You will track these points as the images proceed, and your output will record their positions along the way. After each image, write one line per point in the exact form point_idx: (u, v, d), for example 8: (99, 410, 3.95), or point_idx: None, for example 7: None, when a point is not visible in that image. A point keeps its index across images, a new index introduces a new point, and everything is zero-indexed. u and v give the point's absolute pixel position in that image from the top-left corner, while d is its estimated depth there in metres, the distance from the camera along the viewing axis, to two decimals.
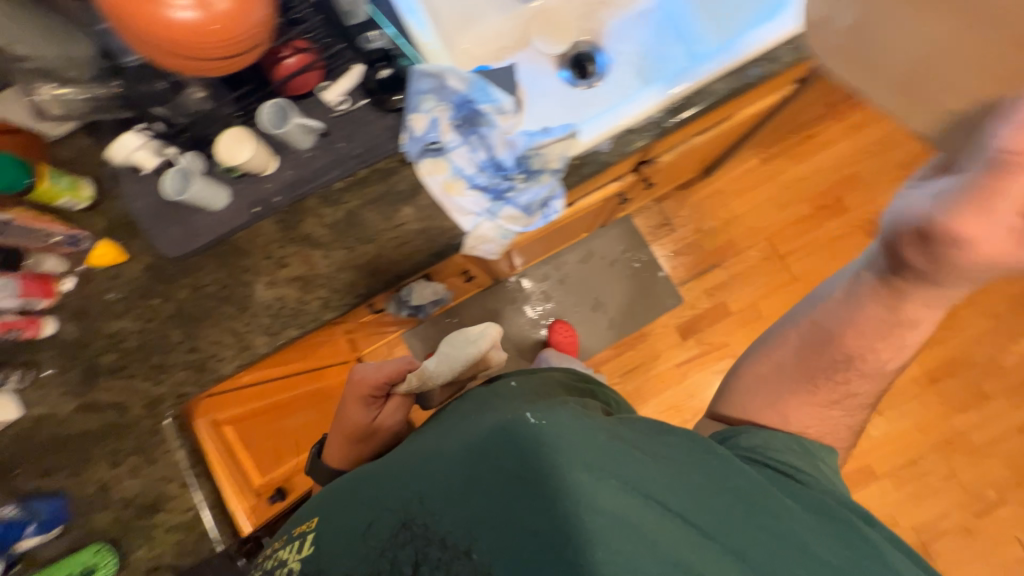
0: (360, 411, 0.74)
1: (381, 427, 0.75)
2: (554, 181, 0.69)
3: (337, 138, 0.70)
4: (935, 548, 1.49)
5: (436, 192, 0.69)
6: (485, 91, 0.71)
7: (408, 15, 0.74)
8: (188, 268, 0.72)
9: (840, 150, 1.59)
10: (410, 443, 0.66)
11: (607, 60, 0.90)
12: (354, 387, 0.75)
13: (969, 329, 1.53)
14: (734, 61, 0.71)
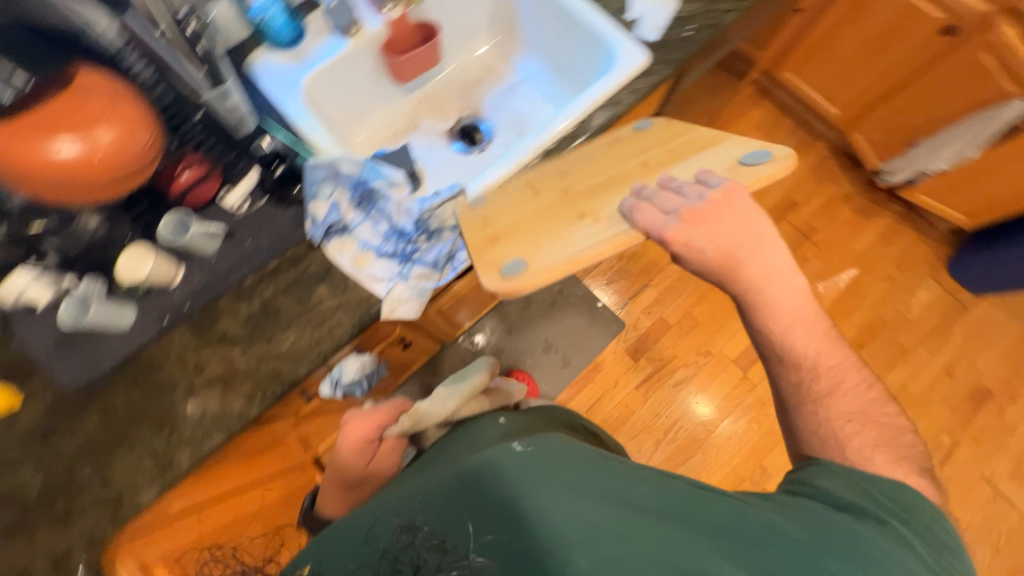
0: (354, 458, 0.73)
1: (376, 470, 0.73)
2: (455, 236, 0.75)
3: (242, 237, 0.73)
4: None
5: (347, 268, 0.73)
6: (376, 170, 0.76)
7: (296, 120, 0.79)
8: (96, 396, 0.69)
9: None
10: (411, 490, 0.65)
11: (488, 125, 1.03)
12: (348, 433, 0.73)
13: (872, 293, 1.71)
14: (585, 109, 0.82)
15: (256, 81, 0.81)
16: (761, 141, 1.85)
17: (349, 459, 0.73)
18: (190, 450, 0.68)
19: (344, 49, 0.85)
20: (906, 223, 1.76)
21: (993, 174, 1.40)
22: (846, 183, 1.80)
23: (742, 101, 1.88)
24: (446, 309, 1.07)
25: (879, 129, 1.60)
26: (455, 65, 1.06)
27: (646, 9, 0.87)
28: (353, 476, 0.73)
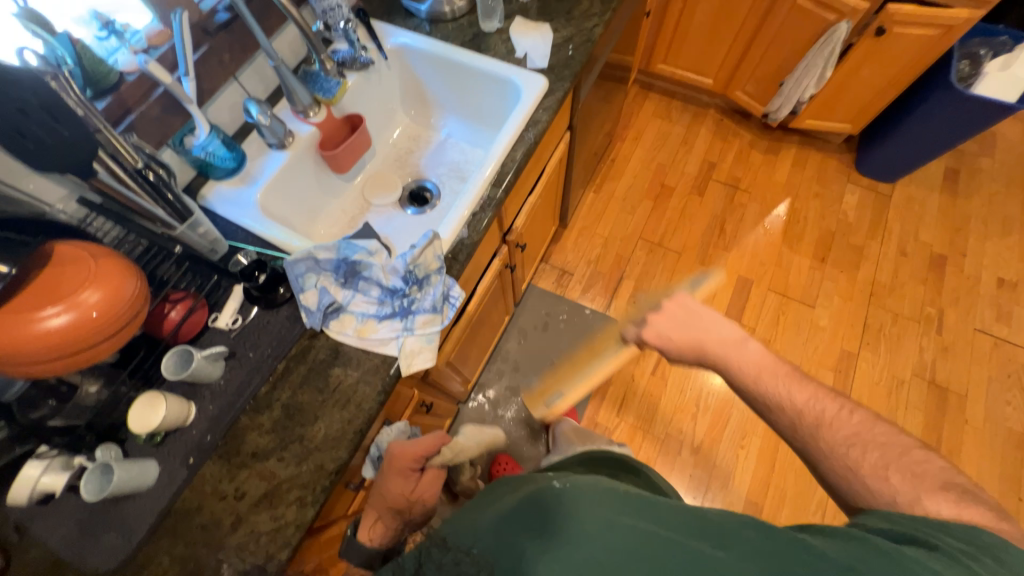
0: (399, 484, 0.76)
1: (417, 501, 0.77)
2: (443, 278, 0.78)
3: (244, 352, 0.75)
4: (942, 378, 1.60)
5: (354, 341, 0.75)
6: (352, 245, 0.79)
7: (262, 231, 0.84)
8: (137, 567, 0.64)
9: (638, 156, 2.02)
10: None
11: (433, 182, 1.12)
12: (396, 462, 0.77)
13: (810, 213, 1.88)
14: (512, 134, 0.92)
15: (216, 212, 0.87)
16: (662, 125, 2.07)
17: (397, 487, 0.76)
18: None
19: (285, 159, 0.93)
20: (807, 146, 1.99)
21: (851, 84, 1.64)
22: (746, 133, 2.03)
23: (633, 99, 2.13)
24: (455, 359, 1.09)
25: (749, 81, 1.84)
26: (386, 143, 1.15)
27: (529, 44, 1.01)
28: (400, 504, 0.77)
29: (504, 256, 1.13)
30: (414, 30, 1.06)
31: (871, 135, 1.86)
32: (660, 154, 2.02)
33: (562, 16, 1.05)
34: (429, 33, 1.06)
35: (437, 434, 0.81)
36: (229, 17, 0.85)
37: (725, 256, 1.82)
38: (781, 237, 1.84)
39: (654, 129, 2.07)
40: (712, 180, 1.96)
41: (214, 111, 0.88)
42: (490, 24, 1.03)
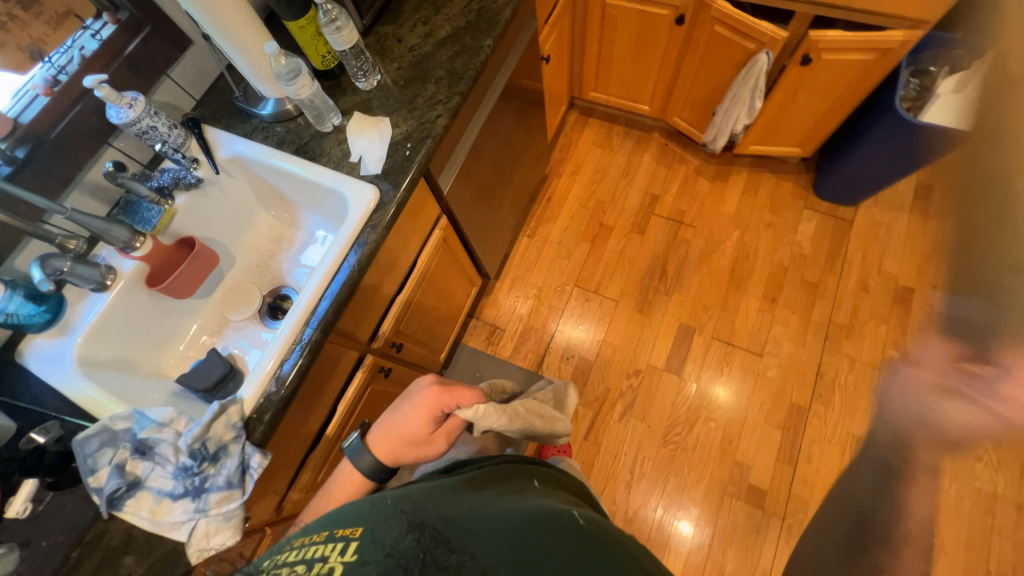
0: (420, 421, 0.75)
1: (431, 442, 0.77)
2: (241, 447, 0.72)
3: (37, 540, 0.71)
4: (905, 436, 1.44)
5: (147, 524, 0.70)
6: (145, 416, 0.74)
7: (74, 393, 0.81)
8: None
9: (576, 192, 1.89)
10: (464, 535, 0.54)
11: (291, 290, 1.05)
12: (425, 403, 0.75)
13: (761, 245, 1.72)
14: (332, 263, 0.83)
15: (30, 370, 0.83)
16: (602, 155, 1.93)
17: (416, 426, 0.76)
18: None
19: (106, 302, 0.88)
20: (758, 170, 1.82)
21: (789, 109, 1.47)
22: (692, 158, 1.87)
23: (572, 127, 1.98)
24: (327, 479, 1.03)
25: (686, 108, 1.68)
26: (245, 249, 1.08)
27: (366, 146, 0.92)
28: (415, 439, 0.76)
29: (375, 363, 1.06)
30: (251, 135, 0.99)
31: (826, 157, 1.69)
32: (600, 189, 1.88)
33: (407, 107, 0.96)
34: (265, 138, 0.98)
35: (473, 392, 0.77)
36: (14, 168, 0.79)
37: (666, 303, 1.69)
38: (728, 275, 1.70)
39: (594, 160, 1.93)
40: (654, 216, 1.82)
41: (22, 262, 0.85)
42: (327, 124, 0.95)
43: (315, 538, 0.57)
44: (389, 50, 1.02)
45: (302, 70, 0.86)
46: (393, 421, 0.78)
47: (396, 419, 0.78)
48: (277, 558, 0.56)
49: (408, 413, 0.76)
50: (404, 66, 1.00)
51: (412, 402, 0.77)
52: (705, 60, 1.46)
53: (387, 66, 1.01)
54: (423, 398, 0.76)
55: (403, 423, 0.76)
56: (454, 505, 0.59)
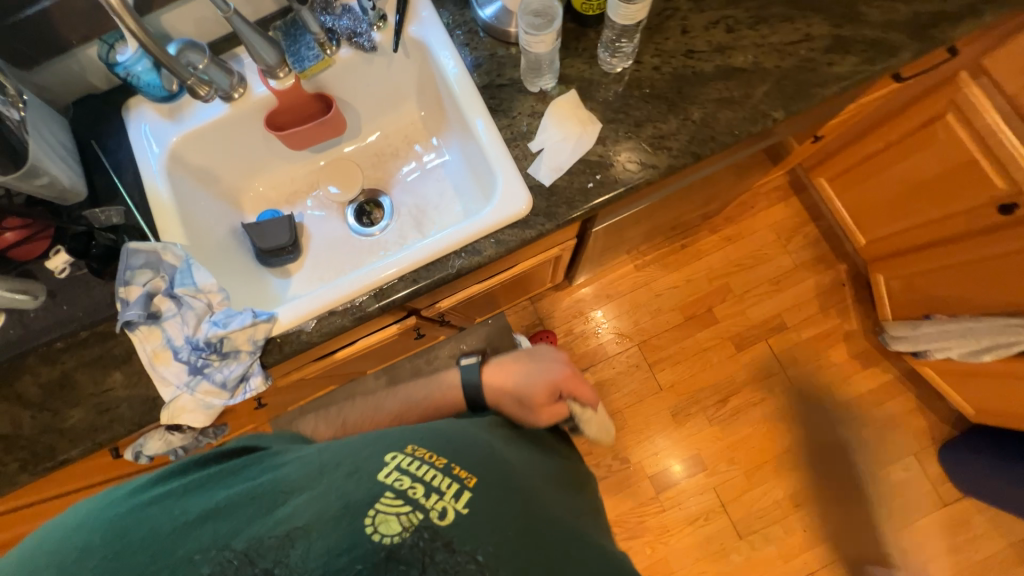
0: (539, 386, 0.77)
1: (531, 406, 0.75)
2: (249, 361, 0.69)
3: (62, 300, 0.73)
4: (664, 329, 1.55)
5: (144, 361, 0.71)
6: (189, 273, 0.71)
7: (148, 186, 0.77)
8: None
9: (714, 260, 1.62)
10: (534, 528, 0.50)
11: (389, 203, 0.94)
12: (553, 375, 0.79)
13: (836, 451, 1.48)
14: (436, 252, 0.71)
15: (127, 135, 0.79)
16: (771, 246, 1.61)
17: (537, 389, 0.76)
18: None
19: (220, 114, 0.80)
20: (904, 383, 1.51)
21: (1005, 380, 1.14)
22: (853, 319, 1.55)
23: (768, 194, 1.64)
24: (312, 381, 1.04)
25: (900, 278, 1.33)
26: (375, 134, 0.95)
27: (555, 141, 0.73)
28: (523, 400, 0.76)
29: (415, 325, 0.99)
30: (454, 31, 0.80)
31: (990, 436, 1.36)
32: (738, 276, 1.60)
33: (630, 127, 0.73)
34: (466, 49, 0.79)
35: (592, 390, 0.81)
36: None
37: (702, 427, 1.52)
38: (779, 450, 1.49)
39: (758, 242, 1.61)
40: (765, 342, 1.56)
41: (172, 20, 0.76)
42: (535, 85, 0.75)
43: (430, 456, 0.51)
44: (665, 36, 0.76)
45: (552, 18, 0.65)
46: (514, 368, 0.80)
47: (512, 365, 0.80)
48: (392, 453, 0.50)
49: (529, 371, 0.79)
50: (666, 72, 0.74)
51: (544, 368, 0.80)
52: (964, 265, 1.12)
53: (648, 56, 0.75)
54: (551, 371, 0.79)
55: (525, 379, 0.78)
56: (491, 506, 0.48)
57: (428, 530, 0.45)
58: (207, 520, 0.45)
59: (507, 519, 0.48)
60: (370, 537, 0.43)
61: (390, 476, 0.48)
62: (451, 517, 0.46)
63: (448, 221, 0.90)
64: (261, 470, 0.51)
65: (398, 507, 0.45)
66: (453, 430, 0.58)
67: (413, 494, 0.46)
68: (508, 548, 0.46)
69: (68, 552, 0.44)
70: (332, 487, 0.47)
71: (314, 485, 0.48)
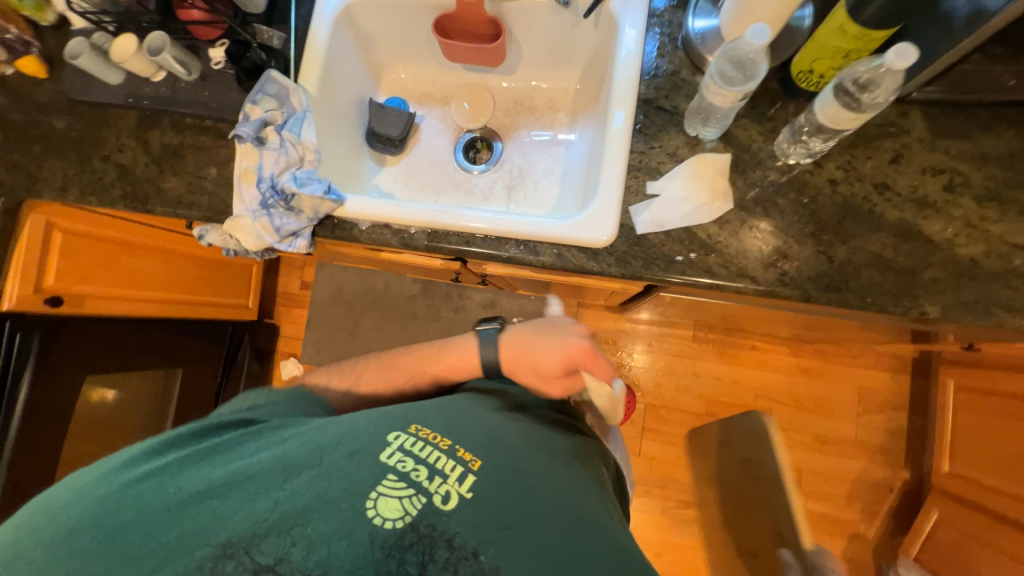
0: (555, 359, 0.74)
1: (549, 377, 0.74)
2: (305, 225, 0.75)
3: (208, 87, 0.82)
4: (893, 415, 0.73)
5: (235, 172, 0.79)
6: (299, 125, 0.77)
7: (314, 27, 0.81)
8: (53, 105, 0.85)
9: (776, 380, 1.46)
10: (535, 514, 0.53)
11: (500, 152, 0.92)
12: (571, 349, 0.74)
13: None
14: (501, 229, 0.70)
15: None
16: (843, 405, 1.42)
17: (552, 359, 0.74)
18: (60, 184, 0.82)
19: None
20: None
21: None
22: (874, 526, 1.37)
23: (881, 356, 1.41)
24: (355, 259, 1.11)
25: (957, 528, 1.13)
26: (525, 80, 0.92)
27: (674, 196, 0.66)
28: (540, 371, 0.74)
29: (459, 270, 1.00)
30: (652, 26, 0.73)
31: None
32: (789, 411, 1.44)
33: (757, 227, 0.64)
34: (653, 53, 0.72)
35: (615, 371, 0.75)
36: None
37: (652, 511, 1.47)
38: None
39: (833, 393, 1.43)
40: None
41: None
42: (694, 128, 0.67)
43: (435, 439, 0.58)
44: (868, 153, 0.63)
45: (755, 73, 0.56)
46: (530, 343, 0.76)
47: (534, 336, 0.77)
48: (395, 434, 0.58)
49: (551, 342, 0.75)
50: (839, 192, 0.63)
51: (561, 337, 0.75)
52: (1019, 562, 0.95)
53: (832, 164, 0.64)
54: (571, 345, 0.74)
55: (542, 349, 0.75)
56: (486, 488, 0.55)
57: (436, 510, 0.52)
58: (225, 489, 0.53)
59: (500, 506, 0.53)
60: (373, 519, 0.50)
61: (393, 459, 0.55)
62: (454, 499, 0.53)
63: (539, 202, 0.87)
64: (268, 443, 0.59)
65: (401, 491, 0.52)
66: (461, 411, 0.65)
67: (416, 476, 0.54)
68: (493, 521, 0.52)
69: (92, 514, 0.52)
70: (330, 473, 0.53)
71: (316, 464, 0.54)
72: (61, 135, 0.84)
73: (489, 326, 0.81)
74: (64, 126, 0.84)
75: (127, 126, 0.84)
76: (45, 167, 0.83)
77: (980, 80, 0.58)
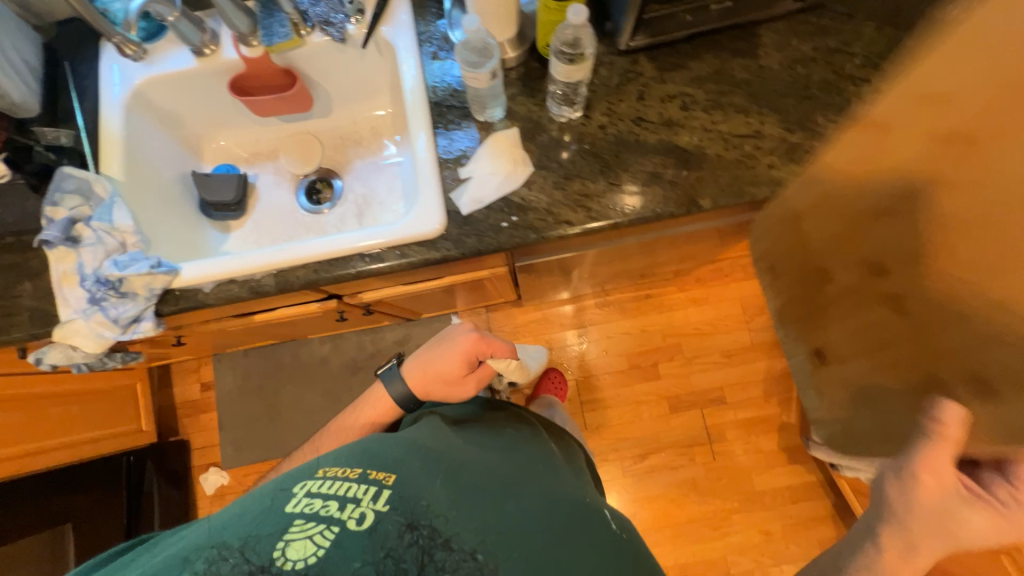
0: (457, 364, 0.75)
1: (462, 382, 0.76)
2: (145, 305, 0.73)
3: None
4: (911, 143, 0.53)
5: (53, 279, 0.74)
6: (109, 211, 0.75)
7: (105, 119, 0.81)
8: None
9: (677, 316, 1.61)
10: (482, 496, 0.54)
11: (341, 186, 0.96)
12: (462, 346, 0.75)
13: (738, 536, 1.47)
14: (342, 248, 0.73)
15: (97, 70, 0.84)
16: (734, 317, 1.60)
17: (451, 365, 0.75)
18: None
19: (187, 65, 0.84)
20: (824, 489, 1.48)
21: None
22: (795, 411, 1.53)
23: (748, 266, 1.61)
24: (235, 332, 1.07)
25: None
26: (344, 116, 0.98)
27: (483, 174, 0.74)
28: (448, 378, 0.76)
29: (343, 306, 1.01)
30: (425, 41, 0.83)
31: None
32: (696, 339, 1.59)
33: (557, 179, 0.74)
34: (432, 62, 0.82)
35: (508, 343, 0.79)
36: None
37: (615, 475, 1.52)
38: (682, 519, 1.48)
39: (724, 311, 1.60)
40: (701, 410, 1.55)
41: None
42: (482, 114, 0.76)
43: (343, 473, 0.54)
44: (620, 98, 0.77)
45: (491, 52, 0.70)
46: (427, 361, 0.77)
47: (433, 352, 0.77)
48: (298, 484, 0.53)
49: (447, 350, 0.76)
50: (609, 133, 0.75)
51: (448, 342, 0.77)
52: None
53: (598, 113, 0.76)
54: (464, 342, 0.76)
55: (440, 361, 0.76)
56: (430, 486, 0.54)
57: (363, 532, 0.47)
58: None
59: (448, 493, 0.54)
60: (284, 567, 0.45)
61: (299, 505, 0.50)
62: (370, 517, 0.49)
63: (389, 218, 0.92)
64: (164, 547, 0.52)
65: (314, 531, 0.47)
66: (369, 441, 0.61)
67: (329, 511, 0.49)
68: (448, 507, 0.52)
69: None
70: (228, 552, 0.46)
71: (211, 543, 0.48)
72: None
73: (389, 366, 0.81)
74: None
75: None
76: None
77: (673, 22, 0.75)
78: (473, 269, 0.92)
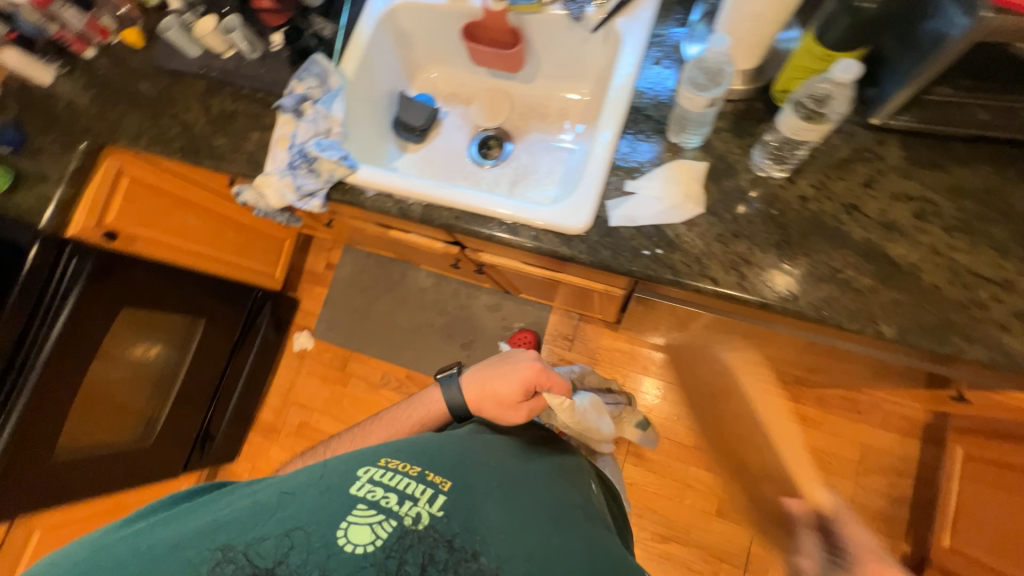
0: (513, 388, 0.71)
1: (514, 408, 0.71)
2: (321, 187, 0.85)
3: (266, 64, 0.95)
4: None
5: (273, 138, 0.89)
6: (331, 101, 0.88)
7: (361, 25, 0.94)
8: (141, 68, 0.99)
9: None
10: (523, 521, 0.54)
11: (510, 151, 1.00)
12: (524, 371, 0.72)
13: None
14: (487, 208, 0.77)
15: None
16: (844, 460, 1.34)
17: (509, 389, 0.71)
18: (132, 132, 0.96)
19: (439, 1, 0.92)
20: None
21: None
22: None
23: (891, 414, 1.33)
24: (371, 235, 1.20)
25: None
26: (542, 89, 1.00)
27: (649, 196, 0.70)
28: (503, 400, 0.72)
29: (461, 256, 1.06)
30: (654, 45, 0.80)
31: None
32: None
33: (722, 233, 0.67)
34: (650, 67, 0.79)
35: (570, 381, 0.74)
36: None
37: None
38: None
39: (835, 447, 1.35)
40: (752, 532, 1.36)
41: None
42: (676, 135, 0.72)
43: (404, 468, 0.58)
44: (842, 176, 0.66)
45: (722, 73, 0.64)
46: (487, 380, 0.74)
47: (493, 372, 0.75)
48: (364, 469, 0.57)
49: (507, 372, 0.72)
50: (809, 208, 0.65)
51: (511, 364, 0.73)
52: None
53: (806, 181, 0.66)
54: (524, 368, 0.72)
55: (500, 381, 0.72)
56: (467, 497, 0.56)
57: (407, 531, 0.51)
58: (206, 531, 0.53)
59: (479, 513, 0.54)
60: (344, 547, 0.50)
61: (362, 490, 0.54)
62: (425, 518, 0.52)
63: (537, 197, 0.93)
64: (238, 496, 0.58)
65: (371, 518, 0.51)
66: (430, 437, 0.65)
67: (386, 503, 0.53)
68: (478, 523, 0.53)
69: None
70: (295, 511, 0.53)
71: (274, 513, 0.53)
72: (142, 93, 0.98)
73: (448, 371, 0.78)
74: (145, 87, 0.99)
75: (193, 91, 0.97)
76: (123, 117, 0.97)
77: (960, 114, 0.61)
78: (591, 278, 0.89)
